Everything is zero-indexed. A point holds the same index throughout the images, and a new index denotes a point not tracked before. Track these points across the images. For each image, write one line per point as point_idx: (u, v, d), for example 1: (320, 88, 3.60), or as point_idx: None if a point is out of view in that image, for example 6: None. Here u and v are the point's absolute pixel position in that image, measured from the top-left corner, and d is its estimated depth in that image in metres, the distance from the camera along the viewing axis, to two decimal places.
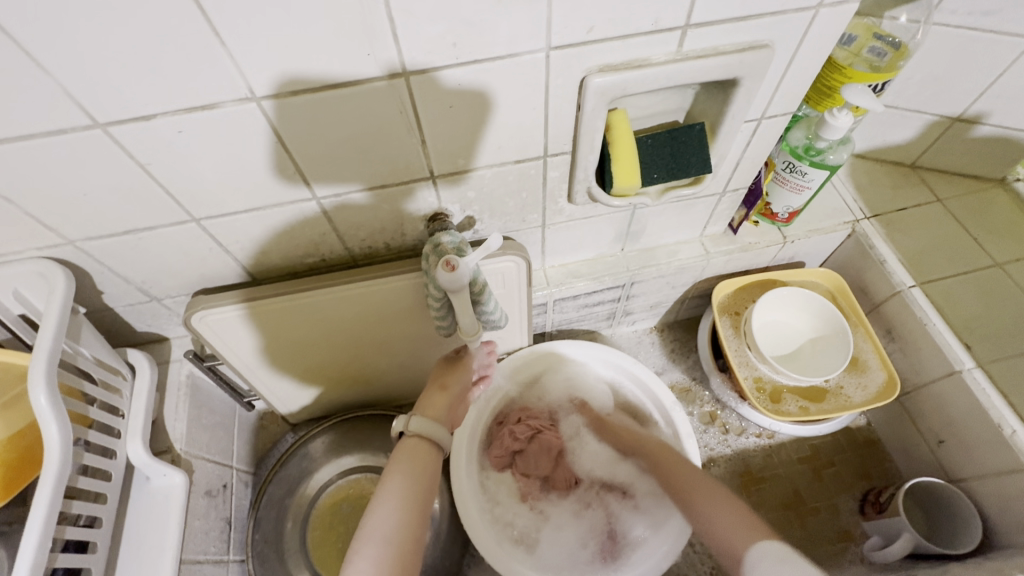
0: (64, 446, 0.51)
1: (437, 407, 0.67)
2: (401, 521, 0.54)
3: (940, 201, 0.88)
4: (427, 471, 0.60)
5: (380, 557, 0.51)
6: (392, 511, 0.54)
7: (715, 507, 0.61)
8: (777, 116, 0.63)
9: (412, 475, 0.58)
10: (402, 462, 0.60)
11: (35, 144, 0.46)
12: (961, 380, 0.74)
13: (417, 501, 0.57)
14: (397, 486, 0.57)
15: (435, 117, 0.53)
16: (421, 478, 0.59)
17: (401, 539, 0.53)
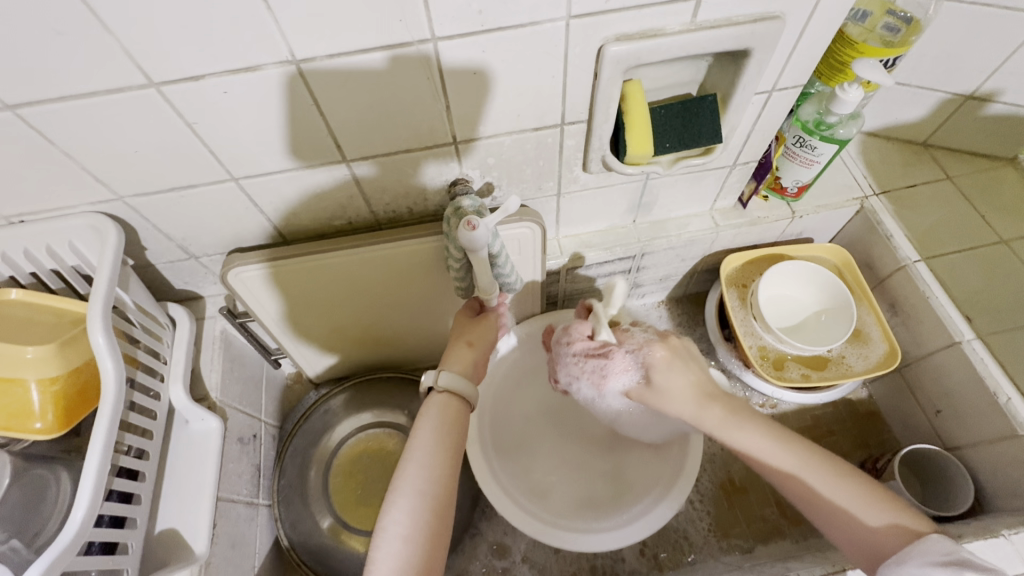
0: (118, 378, 0.56)
1: (464, 361, 0.70)
2: (431, 475, 0.58)
3: (950, 179, 0.89)
4: (455, 425, 0.63)
5: (415, 508, 0.55)
6: (422, 465, 0.58)
7: (836, 496, 0.56)
8: (787, 88, 0.65)
9: (440, 429, 0.62)
10: (431, 417, 0.63)
11: (95, 101, 0.50)
12: (960, 350, 0.76)
13: (446, 453, 0.60)
14: (426, 440, 0.60)
15: (460, 84, 0.56)
16: (450, 431, 0.62)
17: (432, 490, 0.57)
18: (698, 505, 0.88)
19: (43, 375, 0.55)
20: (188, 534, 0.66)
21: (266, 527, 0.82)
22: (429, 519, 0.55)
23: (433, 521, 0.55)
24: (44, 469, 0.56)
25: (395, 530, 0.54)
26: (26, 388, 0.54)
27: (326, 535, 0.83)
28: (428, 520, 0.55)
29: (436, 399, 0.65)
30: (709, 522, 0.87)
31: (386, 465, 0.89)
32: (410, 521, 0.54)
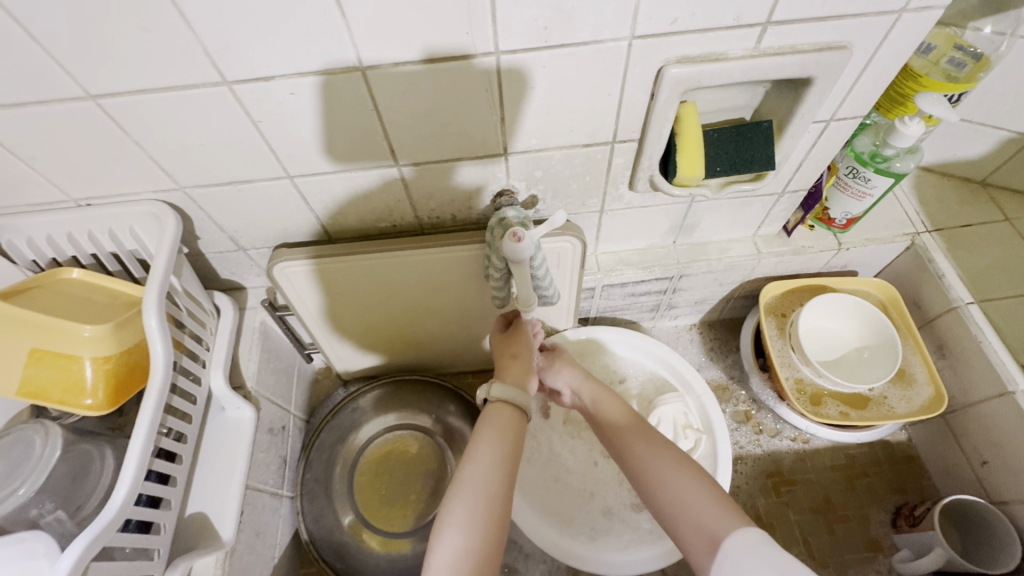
0: (167, 361, 0.58)
1: (517, 373, 0.65)
2: (494, 476, 0.55)
3: (1008, 221, 0.86)
4: (516, 432, 0.60)
5: (476, 508, 0.52)
6: (485, 466, 0.55)
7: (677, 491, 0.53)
8: (846, 119, 0.64)
9: (502, 434, 0.58)
10: (489, 424, 0.59)
11: (170, 96, 0.52)
12: (1012, 400, 0.73)
13: (509, 458, 0.56)
14: (489, 444, 0.57)
15: (516, 97, 0.57)
16: (511, 439, 0.58)
17: (495, 493, 0.53)
18: None
19: (97, 352, 0.57)
20: (216, 520, 0.67)
21: (289, 519, 0.83)
22: (488, 523, 0.51)
23: (492, 527, 0.51)
24: (90, 444, 0.58)
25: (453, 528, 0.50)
26: (82, 364, 0.56)
27: (347, 532, 0.83)
28: (489, 525, 0.51)
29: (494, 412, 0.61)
30: None
31: (411, 468, 0.89)
32: (470, 520, 0.51)
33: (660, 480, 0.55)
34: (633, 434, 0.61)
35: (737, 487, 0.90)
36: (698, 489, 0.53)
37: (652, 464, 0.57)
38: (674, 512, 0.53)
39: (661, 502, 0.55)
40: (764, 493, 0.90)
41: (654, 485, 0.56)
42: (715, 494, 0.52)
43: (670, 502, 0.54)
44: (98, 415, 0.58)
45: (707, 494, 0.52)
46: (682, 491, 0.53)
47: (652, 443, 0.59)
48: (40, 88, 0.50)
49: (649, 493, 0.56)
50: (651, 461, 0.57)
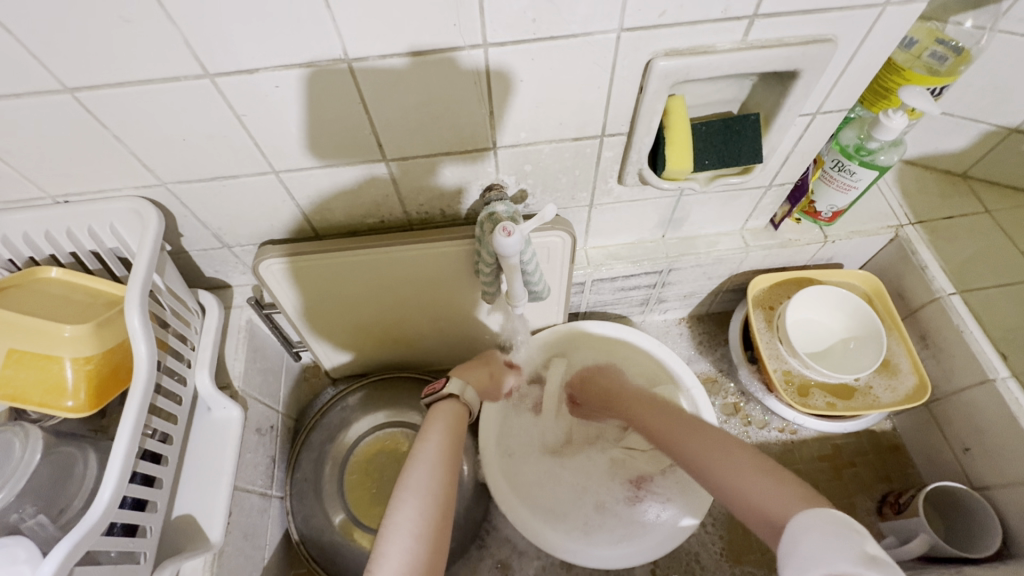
0: (151, 360, 0.56)
1: (479, 378, 0.80)
2: (436, 477, 0.62)
3: (989, 212, 0.88)
4: (456, 437, 0.69)
5: (421, 509, 0.59)
6: (427, 468, 0.63)
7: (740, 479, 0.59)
8: (832, 111, 0.64)
9: (444, 438, 0.67)
10: (436, 427, 0.69)
11: (151, 89, 0.51)
12: (993, 388, 0.74)
13: (447, 460, 0.65)
14: (431, 450, 0.65)
15: (506, 91, 0.56)
16: (450, 440, 0.68)
17: (437, 489, 0.61)
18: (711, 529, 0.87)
19: (78, 353, 0.55)
20: (203, 521, 0.66)
21: (279, 519, 0.82)
22: (439, 496, 0.61)
23: (435, 519, 0.59)
24: (72, 448, 0.57)
25: (403, 526, 0.58)
26: (62, 365, 0.55)
27: (337, 531, 0.82)
28: (431, 516, 0.59)
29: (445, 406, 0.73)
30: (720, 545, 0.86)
31: (402, 465, 0.89)
32: (417, 520, 0.58)
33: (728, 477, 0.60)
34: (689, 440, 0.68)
35: None
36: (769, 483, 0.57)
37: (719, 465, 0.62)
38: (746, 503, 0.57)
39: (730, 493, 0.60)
40: None
41: (727, 480, 0.60)
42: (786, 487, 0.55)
43: (738, 490, 0.59)
44: (80, 417, 0.57)
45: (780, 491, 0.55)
46: (748, 487, 0.58)
47: (705, 443, 0.66)
48: (14, 80, 0.49)
49: (723, 488, 0.60)
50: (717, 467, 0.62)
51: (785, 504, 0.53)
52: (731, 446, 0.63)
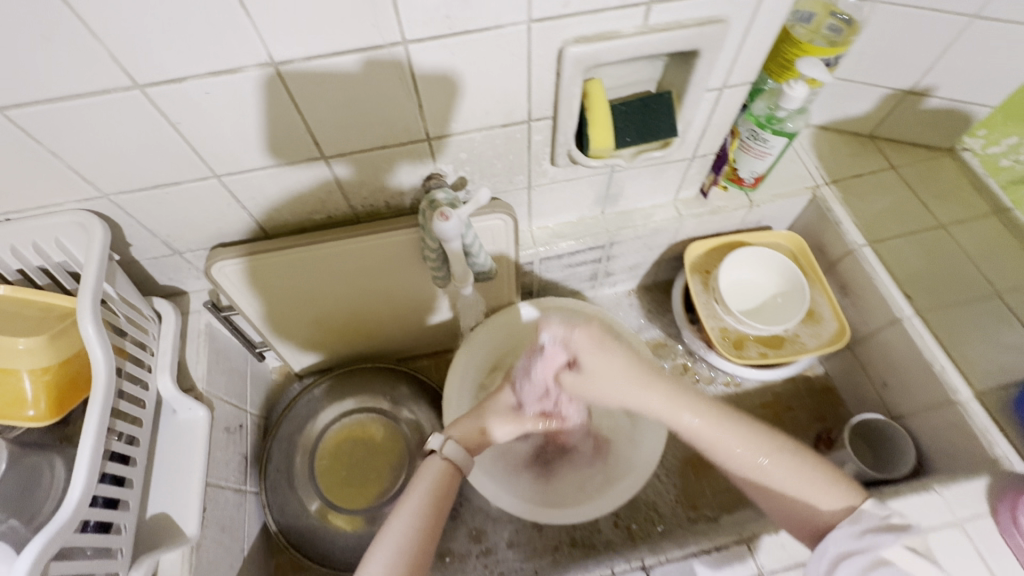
0: (109, 366, 0.58)
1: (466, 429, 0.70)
2: (412, 541, 0.58)
3: (894, 167, 0.96)
4: (444, 495, 0.63)
5: (387, 572, 0.56)
6: (405, 531, 0.59)
7: (779, 471, 0.60)
8: (737, 86, 0.70)
9: (428, 499, 0.62)
10: (423, 481, 0.63)
11: (81, 102, 0.52)
12: (903, 327, 0.81)
13: (429, 519, 0.61)
14: (411, 508, 0.61)
15: (431, 84, 0.60)
16: (437, 497, 0.62)
17: (410, 555, 0.57)
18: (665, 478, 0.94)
19: (35, 364, 0.58)
20: (179, 518, 0.69)
21: (255, 514, 0.85)
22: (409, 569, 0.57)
23: None
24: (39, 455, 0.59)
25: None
26: (20, 377, 0.58)
27: (314, 517, 0.86)
28: None
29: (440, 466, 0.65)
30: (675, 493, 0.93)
31: (371, 448, 0.93)
32: None
33: (784, 480, 0.60)
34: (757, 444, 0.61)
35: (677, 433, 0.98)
36: (824, 479, 0.59)
37: (770, 470, 0.60)
38: (757, 475, 0.61)
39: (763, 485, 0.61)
40: None
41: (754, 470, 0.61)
42: (842, 490, 0.58)
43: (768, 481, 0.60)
44: (43, 425, 0.59)
45: (842, 500, 0.58)
46: (751, 451, 0.61)
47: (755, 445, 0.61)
48: None
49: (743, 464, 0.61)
50: (661, 394, 0.64)
51: (816, 493, 0.58)
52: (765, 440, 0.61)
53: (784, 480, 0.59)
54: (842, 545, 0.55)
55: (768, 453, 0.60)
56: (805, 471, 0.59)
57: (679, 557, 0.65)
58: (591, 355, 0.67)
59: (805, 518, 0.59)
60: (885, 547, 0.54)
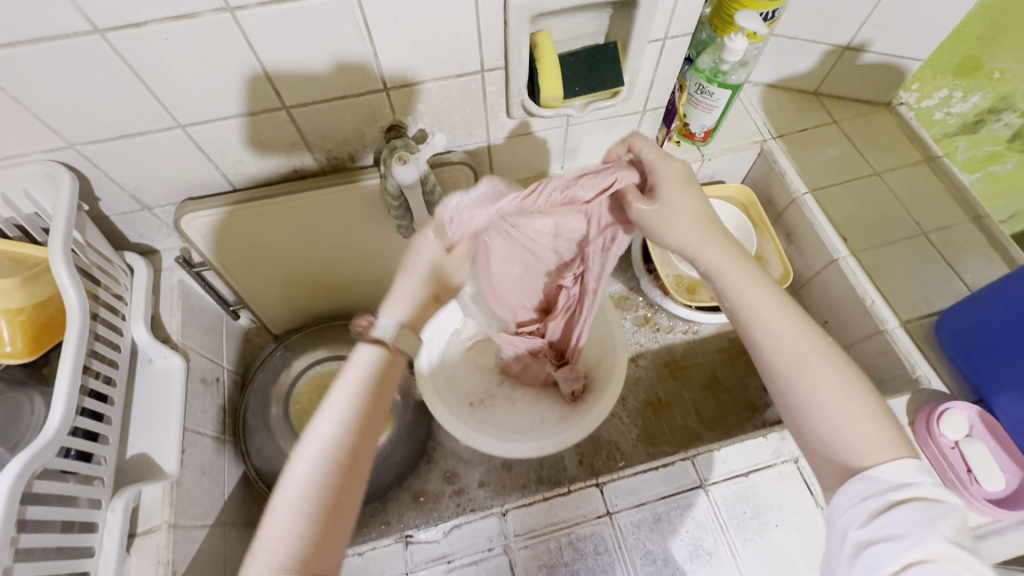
0: (82, 305, 0.61)
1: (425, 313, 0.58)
2: (341, 443, 0.47)
3: (836, 122, 1.01)
4: (385, 387, 0.51)
5: (314, 477, 0.45)
6: (332, 433, 0.47)
7: (827, 392, 0.50)
8: (678, 36, 0.74)
9: (358, 392, 0.49)
10: (356, 372, 0.50)
11: (43, 47, 0.55)
12: (838, 267, 0.88)
13: (364, 414, 0.49)
14: (342, 402, 0.49)
15: (385, 31, 0.63)
16: (371, 390, 0.50)
17: (338, 459, 0.46)
18: (626, 417, 1.00)
19: (9, 305, 0.60)
20: (159, 457, 0.72)
21: (234, 462, 0.89)
22: (338, 478, 0.46)
23: (336, 496, 0.45)
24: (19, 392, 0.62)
25: (288, 498, 0.44)
26: None
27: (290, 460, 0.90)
28: (325, 497, 0.45)
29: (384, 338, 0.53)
30: (636, 431, 0.99)
31: None
32: (307, 494, 0.45)
33: (827, 381, 0.51)
34: (795, 342, 0.53)
35: (638, 377, 1.04)
36: (863, 409, 0.50)
37: (814, 358, 0.52)
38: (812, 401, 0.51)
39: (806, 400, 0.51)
40: (662, 378, 1.04)
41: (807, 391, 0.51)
42: (890, 427, 0.49)
43: (812, 396, 0.51)
44: (22, 363, 0.62)
45: (885, 430, 0.49)
46: (796, 339, 0.53)
47: (814, 356, 0.52)
48: None
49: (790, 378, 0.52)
50: (718, 249, 0.59)
51: (874, 435, 0.48)
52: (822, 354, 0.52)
53: (823, 396, 0.50)
54: (868, 488, 0.47)
55: (820, 347, 0.53)
56: (856, 405, 0.50)
57: (630, 474, 0.70)
58: (672, 188, 0.60)
59: (847, 437, 0.49)
60: (918, 543, 0.42)
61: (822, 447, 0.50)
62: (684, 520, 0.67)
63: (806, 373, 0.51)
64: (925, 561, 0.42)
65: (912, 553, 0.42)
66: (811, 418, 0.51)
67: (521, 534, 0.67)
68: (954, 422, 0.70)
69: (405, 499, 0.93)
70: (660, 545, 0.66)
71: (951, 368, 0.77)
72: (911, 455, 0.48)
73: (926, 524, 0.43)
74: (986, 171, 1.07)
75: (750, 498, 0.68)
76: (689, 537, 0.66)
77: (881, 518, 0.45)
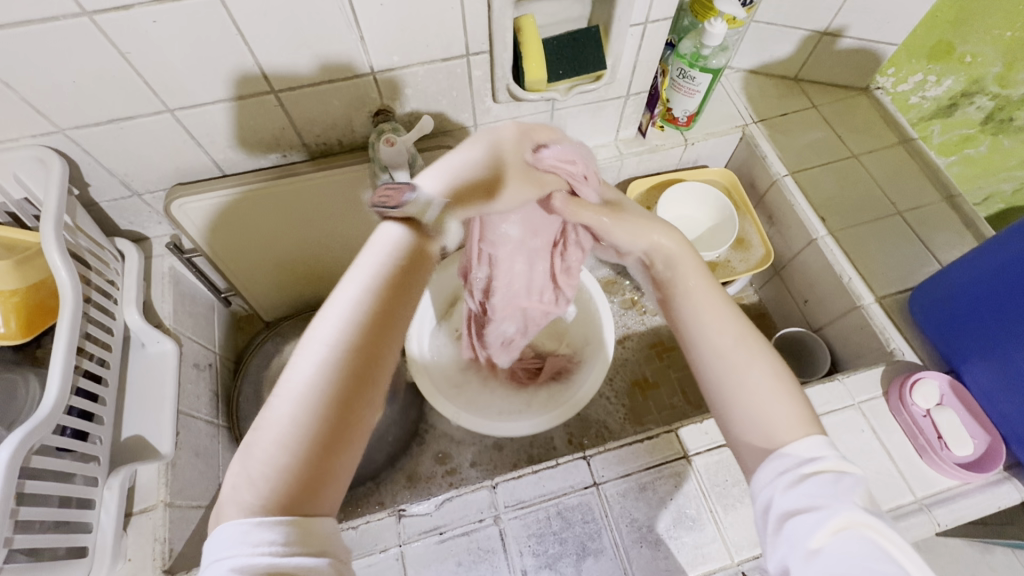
0: (75, 286, 0.62)
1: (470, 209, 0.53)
2: (352, 333, 0.43)
3: (816, 107, 1.04)
4: (404, 281, 0.47)
5: (324, 371, 0.42)
6: (337, 325, 0.43)
7: (750, 379, 0.52)
8: (659, 20, 0.76)
9: (372, 281, 0.46)
10: (370, 261, 0.47)
11: (31, 30, 0.55)
12: (817, 246, 0.91)
13: (380, 309, 0.45)
14: (358, 290, 0.45)
15: (370, 16, 0.64)
16: (387, 283, 0.46)
17: (347, 352, 0.42)
18: (614, 398, 1.03)
19: (3, 287, 0.61)
20: (154, 439, 0.73)
21: (228, 446, 0.90)
22: (345, 372, 0.42)
23: (340, 395, 0.41)
24: (14, 372, 0.63)
25: (279, 411, 0.41)
26: None
27: None
28: (329, 397, 0.41)
29: (399, 240, 0.48)
30: (624, 410, 1.02)
31: None
32: (314, 388, 0.41)
33: (738, 361, 0.53)
34: (723, 331, 0.55)
35: (626, 358, 1.06)
36: (779, 384, 0.52)
37: (739, 351, 0.53)
38: (737, 399, 0.52)
39: (730, 397, 0.53)
40: (649, 359, 1.06)
41: (742, 382, 0.52)
42: (805, 408, 0.51)
43: (746, 392, 0.52)
44: (15, 344, 0.63)
45: (797, 407, 0.50)
46: (722, 327, 0.55)
47: (744, 349, 0.54)
48: None
49: (713, 370, 0.54)
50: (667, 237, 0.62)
51: (790, 419, 0.50)
52: (752, 346, 0.54)
53: (750, 385, 0.52)
54: (785, 461, 0.48)
55: (735, 342, 0.54)
56: (780, 384, 0.52)
57: (616, 446, 0.72)
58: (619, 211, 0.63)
59: (757, 417, 0.51)
60: (840, 510, 0.43)
61: (749, 426, 0.51)
62: (668, 489, 0.70)
63: (716, 361, 0.54)
64: (847, 531, 0.43)
65: (832, 522, 0.43)
66: (732, 413, 0.52)
67: (511, 505, 0.69)
68: (925, 391, 0.72)
69: (398, 479, 0.95)
70: (646, 512, 0.68)
71: (923, 340, 0.80)
72: (818, 432, 0.50)
73: (838, 495, 0.44)
74: (961, 154, 1.10)
75: (732, 467, 0.71)
76: (673, 505, 0.69)
77: (800, 489, 0.45)
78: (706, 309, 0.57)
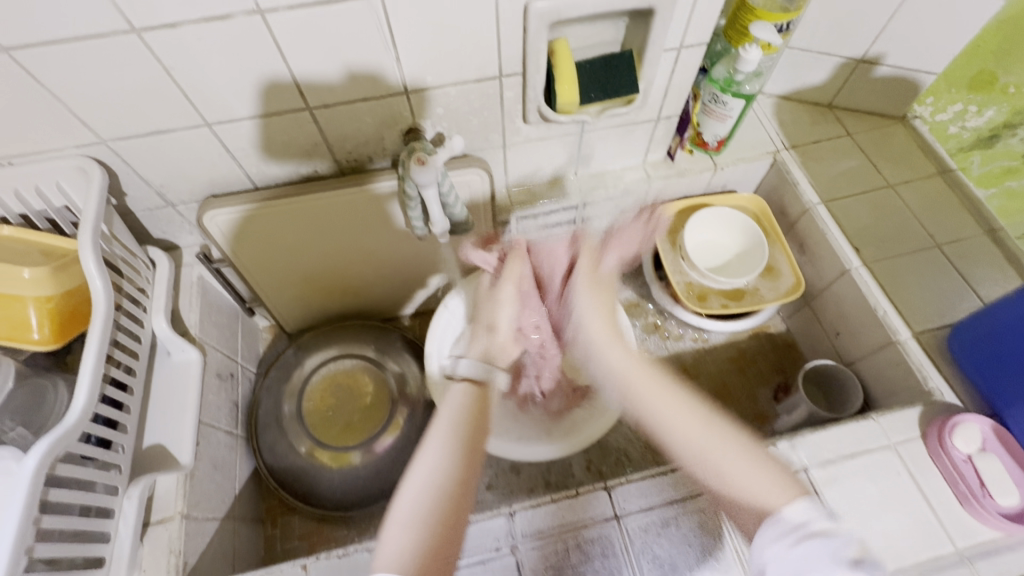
0: (106, 295, 0.63)
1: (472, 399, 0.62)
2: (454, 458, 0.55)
3: (850, 134, 1.02)
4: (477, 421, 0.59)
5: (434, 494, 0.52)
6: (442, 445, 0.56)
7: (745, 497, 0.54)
8: (693, 46, 0.76)
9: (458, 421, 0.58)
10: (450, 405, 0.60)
11: (82, 45, 0.57)
12: (850, 277, 0.88)
13: (468, 441, 0.57)
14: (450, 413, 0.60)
15: (407, 37, 0.65)
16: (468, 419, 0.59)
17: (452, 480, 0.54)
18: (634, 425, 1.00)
19: (39, 293, 0.62)
20: (174, 449, 0.73)
21: (246, 458, 0.90)
22: (450, 490, 0.53)
23: (448, 516, 0.52)
24: (43, 378, 0.63)
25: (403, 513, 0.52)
26: (25, 305, 0.62)
27: (303, 457, 0.90)
28: (439, 520, 0.51)
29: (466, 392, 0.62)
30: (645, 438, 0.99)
31: (357, 396, 0.97)
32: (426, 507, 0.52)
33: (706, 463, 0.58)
34: (717, 470, 0.57)
35: None
36: (754, 460, 0.56)
37: (705, 456, 0.58)
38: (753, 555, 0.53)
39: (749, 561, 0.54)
40: None
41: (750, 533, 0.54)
42: (782, 474, 0.55)
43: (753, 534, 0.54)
44: (47, 350, 0.64)
45: (777, 474, 0.55)
46: (691, 443, 0.59)
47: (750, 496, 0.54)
48: None
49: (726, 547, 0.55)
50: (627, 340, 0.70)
51: (780, 496, 0.53)
52: (754, 470, 0.55)
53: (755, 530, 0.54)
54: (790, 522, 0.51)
55: (704, 425, 0.59)
56: (752, 453, 0.57)
57: (638, 478, 0.70)
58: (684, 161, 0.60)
59: (725, 476, 0.56)
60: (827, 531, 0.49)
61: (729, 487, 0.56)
62: (692, 525, 0.67)
63: (655, 405, 0.62)
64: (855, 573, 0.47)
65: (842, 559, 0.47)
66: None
67: (528, 534, 0.67)
68: (966, 434, 0.69)
69: None
70: (668, 550, 0.66)
71: (965, 383, 0.76)
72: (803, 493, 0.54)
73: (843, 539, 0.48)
74: None
75: None
76: (697, 543, 0.66)
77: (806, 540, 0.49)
78: (708, 457, 0.57)
